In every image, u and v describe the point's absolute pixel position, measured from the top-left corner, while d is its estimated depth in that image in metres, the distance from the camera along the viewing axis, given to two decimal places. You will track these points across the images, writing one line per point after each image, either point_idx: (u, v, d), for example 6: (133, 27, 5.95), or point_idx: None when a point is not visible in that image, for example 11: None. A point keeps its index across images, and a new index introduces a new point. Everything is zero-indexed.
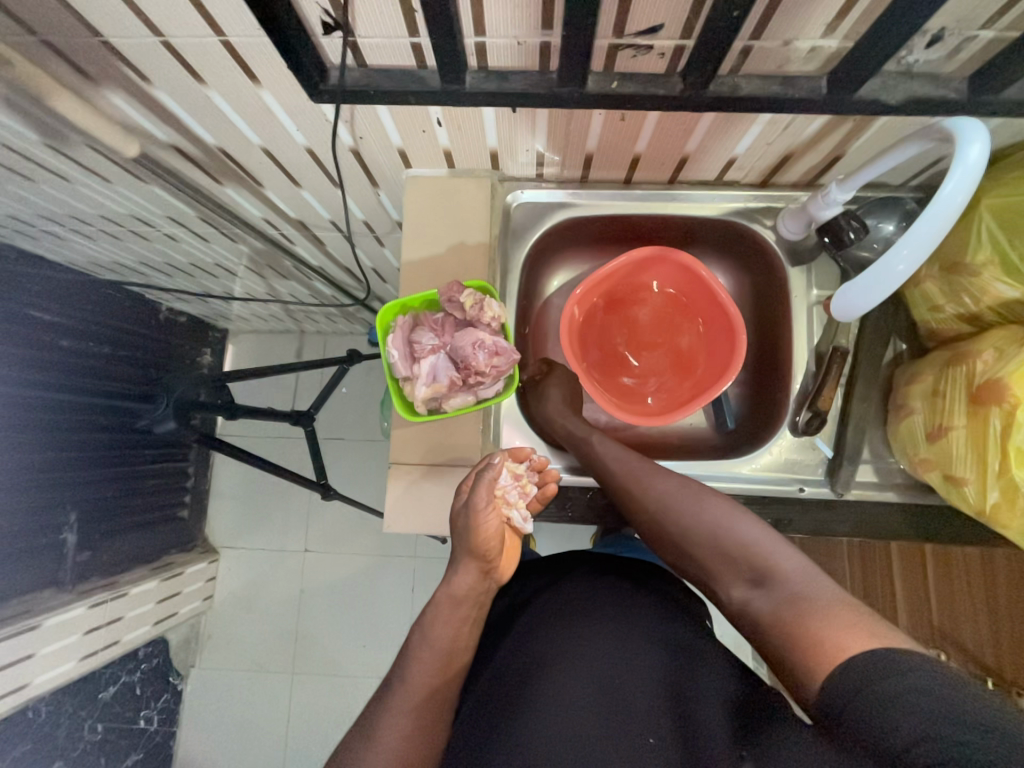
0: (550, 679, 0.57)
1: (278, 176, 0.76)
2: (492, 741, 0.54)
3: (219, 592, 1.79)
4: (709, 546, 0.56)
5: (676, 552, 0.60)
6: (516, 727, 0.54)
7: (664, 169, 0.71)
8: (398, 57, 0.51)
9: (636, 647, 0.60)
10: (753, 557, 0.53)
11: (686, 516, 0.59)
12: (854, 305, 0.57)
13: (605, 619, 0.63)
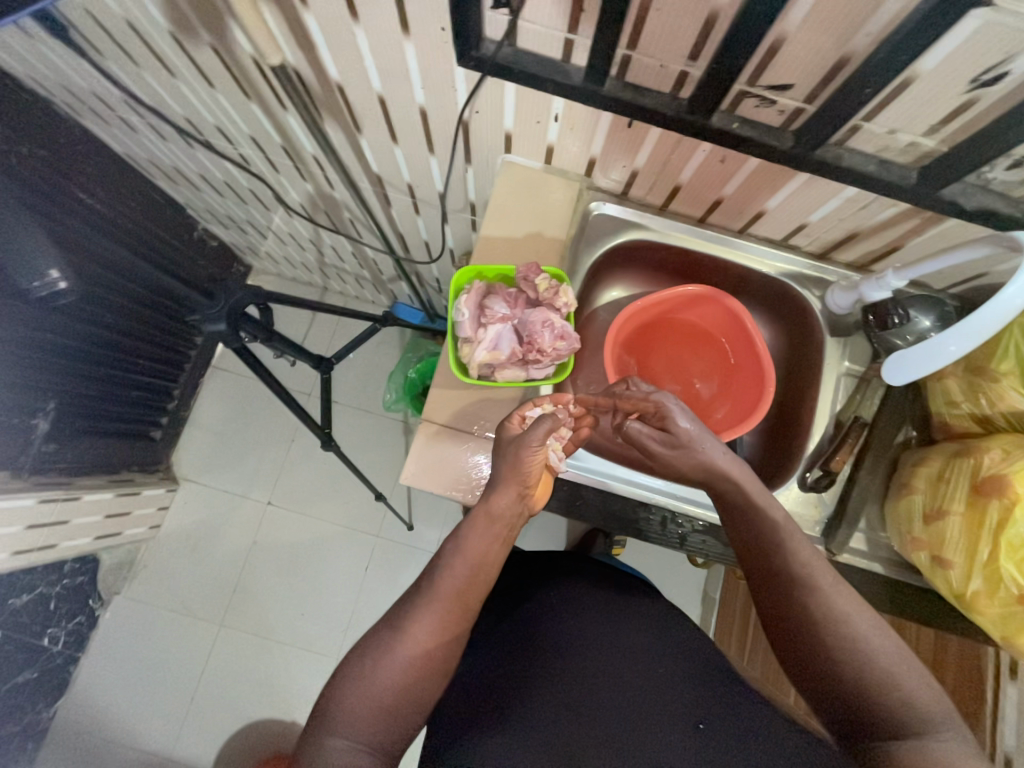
0: (561, 663, 0.66)
1: (381, 127, 0.78)
2: (503, 701, 0.63)
3: (167, 523, 1.71)
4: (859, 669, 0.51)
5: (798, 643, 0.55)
6: (525, 699, 0.63)
7: (738, 218, 0.76)
8: (548, 47, 0.55)
9: (641, 646, 0.69)
10: (891, 692, 0.50)
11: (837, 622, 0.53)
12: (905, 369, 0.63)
13: (601, 611, 0.74)
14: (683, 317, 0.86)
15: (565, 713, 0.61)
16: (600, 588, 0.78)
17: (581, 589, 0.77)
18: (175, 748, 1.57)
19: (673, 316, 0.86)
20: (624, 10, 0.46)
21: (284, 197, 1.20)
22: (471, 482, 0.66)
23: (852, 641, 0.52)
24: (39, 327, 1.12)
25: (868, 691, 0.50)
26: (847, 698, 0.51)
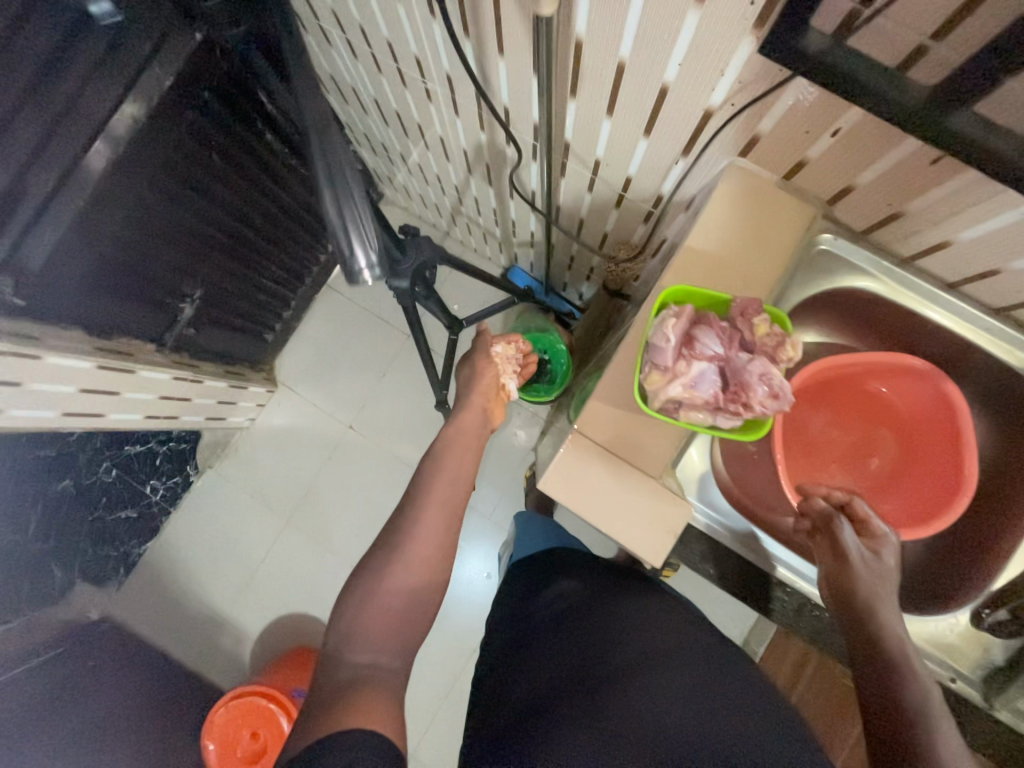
0: (613, 677, 0.66)
1: (599, 98, 0.69)
2: (553, 708, 0.64)
3: (261, 418, 1.86)
4: None
5: None
6: (570, 712, 0.63)
7: (1005, 297, 0.62)
8: (886, 52, 0.43)
9: (694, 677, 0.65)
10: None
11: None
12: None
13: (656, 621, 0.76)
14: (869, 388, 0.74)
15: (601, 726, 0.59)
16: (659, 603, 0.81)
17: (638, 599, 0.81)
18: (230, 611, 1.77)
19: (858, 384, 0.74)
20: None
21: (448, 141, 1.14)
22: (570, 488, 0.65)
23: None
24: (202, 221, 1.18)
25: None
26: None
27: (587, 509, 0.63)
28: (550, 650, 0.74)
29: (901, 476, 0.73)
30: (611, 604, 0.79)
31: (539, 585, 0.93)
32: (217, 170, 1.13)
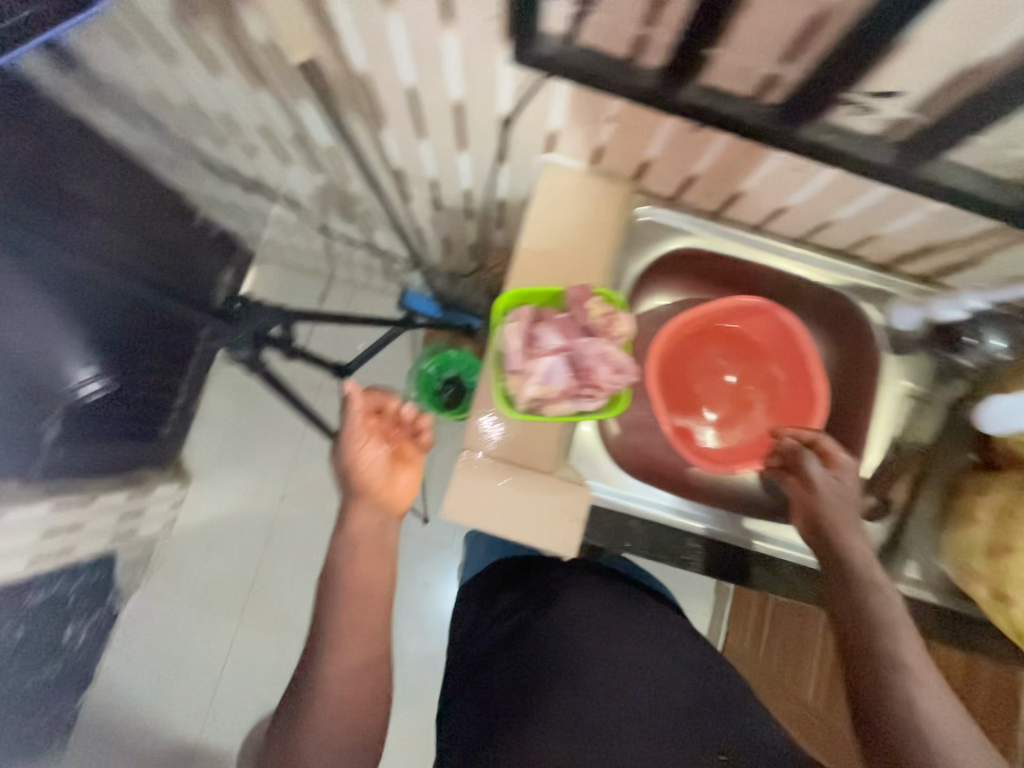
0: (573, 663, 0.69)
1: (408, 122, 0.71)
2: (524, 710, 0.65)
3: (182, 519, 1.69)
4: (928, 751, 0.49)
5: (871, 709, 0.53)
6: (543, 712, 0.64)
7: (798, 226, 0.70)
8: (614, 42, 0.47)
9: (631, 645, 0.72)
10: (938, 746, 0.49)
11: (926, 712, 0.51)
12: (1001, 421, 0.60)
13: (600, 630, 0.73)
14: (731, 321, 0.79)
15: (577, 724, 0.62)
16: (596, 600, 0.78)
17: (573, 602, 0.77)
18: (203, 737, 1.61)
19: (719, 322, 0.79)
20: None
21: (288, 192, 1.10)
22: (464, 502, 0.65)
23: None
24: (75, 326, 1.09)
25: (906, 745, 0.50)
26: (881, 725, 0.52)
27: (494, 527, 0.63)
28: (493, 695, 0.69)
29: (758, 400, 0.81)
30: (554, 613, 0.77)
31: (488, 600, 0.87)
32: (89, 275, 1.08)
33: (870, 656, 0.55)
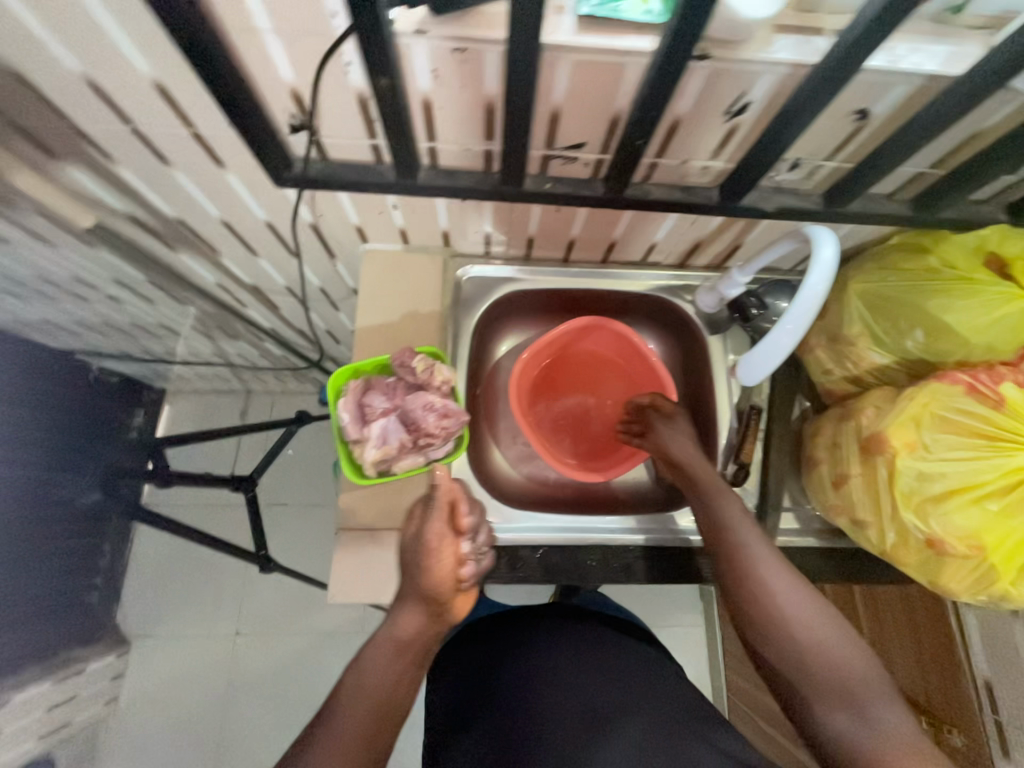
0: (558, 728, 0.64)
1: (236, 245, 0.79)
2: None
3: (125, 694, 1.40)
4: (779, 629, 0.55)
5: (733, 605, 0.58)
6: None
7: (597, 250, 0.80)
8: (357, 154, 0.57)
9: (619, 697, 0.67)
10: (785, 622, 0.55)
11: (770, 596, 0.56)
12: (754, 372, 0.64)
13: (543, 684, 0.68)
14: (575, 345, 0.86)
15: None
16: (529, 648, 0.72)
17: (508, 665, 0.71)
18: None
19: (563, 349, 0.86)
20: (400, 107, 0.46)
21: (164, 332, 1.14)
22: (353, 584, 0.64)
23: (842, 675, 0.52)
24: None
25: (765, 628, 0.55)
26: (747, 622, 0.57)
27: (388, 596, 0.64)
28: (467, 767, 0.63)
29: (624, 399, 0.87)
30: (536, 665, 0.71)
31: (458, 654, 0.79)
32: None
33: (726, 562, 0.60)
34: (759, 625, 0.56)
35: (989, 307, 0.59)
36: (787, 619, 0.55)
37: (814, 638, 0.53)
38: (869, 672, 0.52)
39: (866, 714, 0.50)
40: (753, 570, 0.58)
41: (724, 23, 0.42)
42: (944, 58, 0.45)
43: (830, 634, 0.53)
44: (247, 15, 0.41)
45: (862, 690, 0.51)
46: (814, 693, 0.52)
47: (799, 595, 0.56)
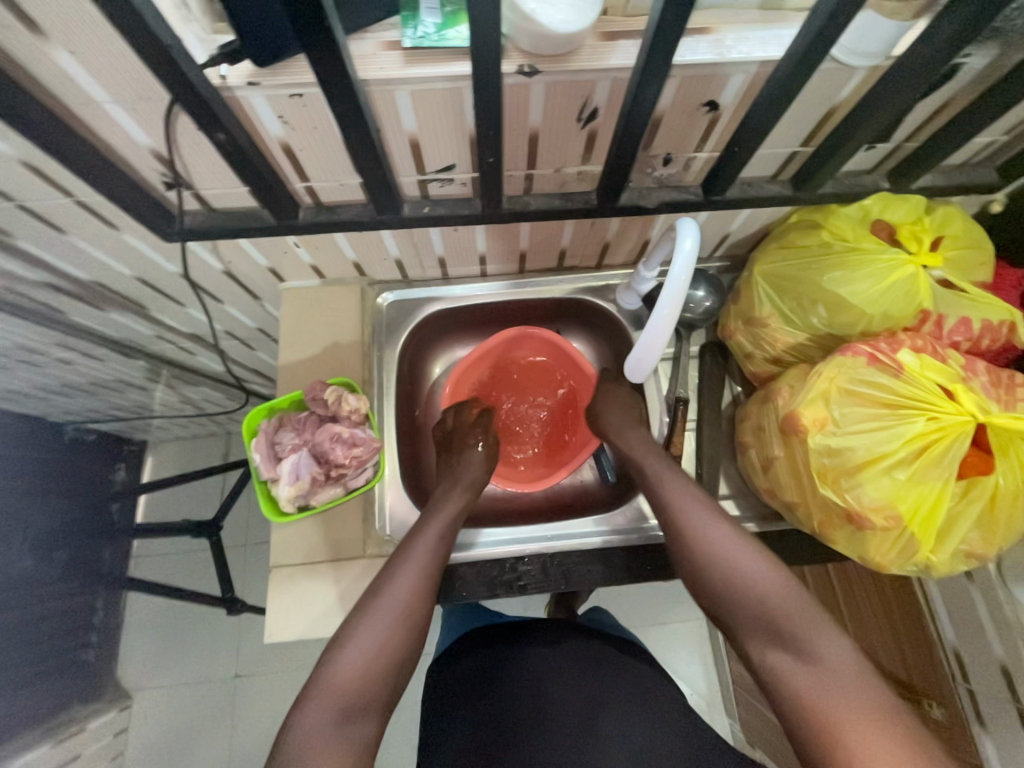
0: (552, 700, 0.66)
1: (160, 298, 0.81)
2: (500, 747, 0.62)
3: (131, 746, 1.36)
4: (731, 588, 0.55)
5: (690, 574, 0.58)
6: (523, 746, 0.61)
7: (511, 261, 0.81)
8: (239, 201, 0.59)
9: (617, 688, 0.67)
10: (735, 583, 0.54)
11: (718, 556, 0.56)
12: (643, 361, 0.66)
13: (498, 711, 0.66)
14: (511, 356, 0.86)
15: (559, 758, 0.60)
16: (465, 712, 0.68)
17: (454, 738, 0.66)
18: None
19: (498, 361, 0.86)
20: (252, 156, 0.48)
21: (124, 391, 1.16)
22: (293, 616, 0.65)
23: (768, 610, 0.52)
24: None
25: (719, 592, 0.55)
26: (703, 586, 0.57)
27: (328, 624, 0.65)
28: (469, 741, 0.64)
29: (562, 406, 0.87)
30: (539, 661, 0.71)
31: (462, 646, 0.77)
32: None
33: (671, 540, 0.60)
34: (687, 575, 0.58)
35: (879, 276, 0.59)
36: (733, 575, 0.55)
37: (734, 579, 0.55)
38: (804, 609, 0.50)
39: (805, 649, 0.49)
40: (673, 523, 0.60)
41: (542, 39, 0.43)
42: (770, 44, 0.45)
43: (771, 582, 0.53)
44: (82, 91, 0.43)
45: (805, 632, 0.49)
46: (750, 636, 0.53)
47: (716, 533, 0.58)
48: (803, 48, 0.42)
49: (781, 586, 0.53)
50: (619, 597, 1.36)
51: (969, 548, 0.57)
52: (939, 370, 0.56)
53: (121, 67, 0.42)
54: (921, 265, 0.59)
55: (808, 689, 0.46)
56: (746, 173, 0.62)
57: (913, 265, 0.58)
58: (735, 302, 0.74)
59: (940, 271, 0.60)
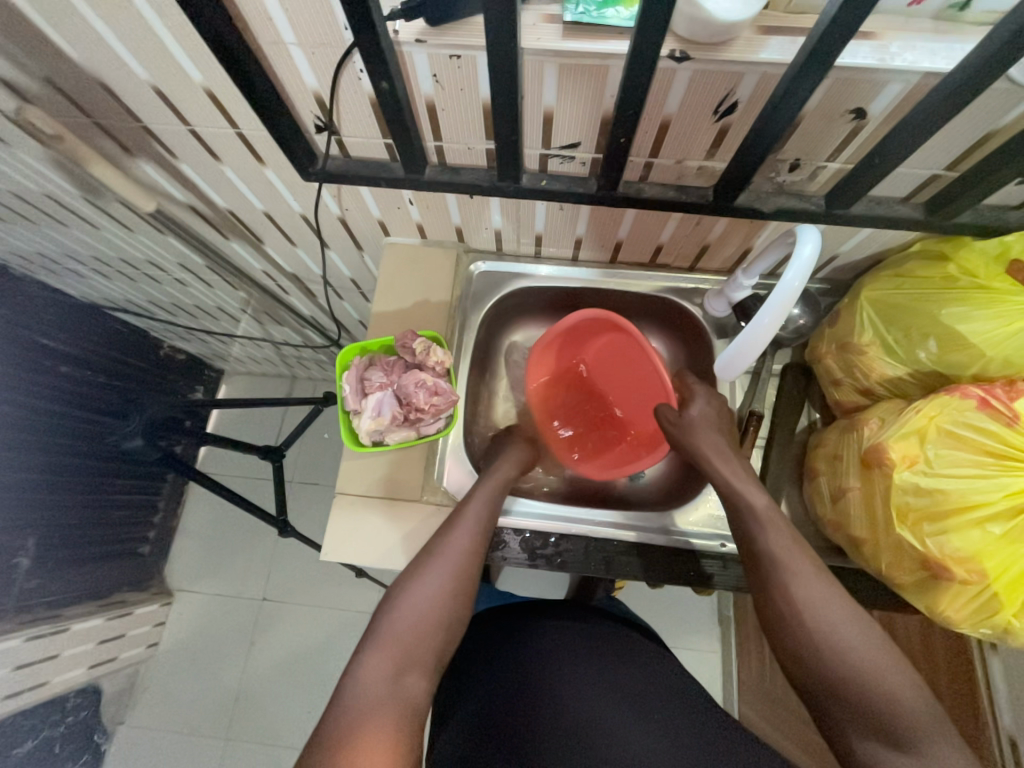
0: (580, 656, 0.69)
1: (276, 235, 0.88)
2: (529, 686, 0.64)
3: (165, 639, 1.48)
4: (840, 668, 0.50)
5: (786, 642, 0.53)
6: (553, 685, 0.64)
7: (605, 249, 0.82)
8: (374, 152, 0.64)
9: (644, 664, 0.69)
10: (845, 669, 0.49)
11: (827, 630, 0.52)
12: (729, 367, 0.64)
13: (504, 679, 0.67)
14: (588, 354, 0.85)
15: (594, 696, 0.62)
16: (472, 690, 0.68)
17: (460, 716, 0.65)
18: None
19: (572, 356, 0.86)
20: (403, 109, 0.52)
21: (221, 318, 1.26)
22: (348, 540, 0.70)
23: (883, 700, 0.47)
24: (31, 469, 1.05)
25: (819, 670, 0.51)
26: (798, 657, 0.52)
27: (379, 556, 0.69)
28: (497, 680, 0.67)
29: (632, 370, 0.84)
30: (569, 624, 0.75)
31: (487, 615, 0.81)
32: (39, 414, 1.03)
33: (767, 597, 0.56)
34: (781, 639, 0.54)
35: (1008, 318, 0.55)
36: (842, 654, 0.50)
37: (845, 657, 0.50)
38: (920, 707, 0.47)
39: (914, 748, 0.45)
40: (779, 579, 0.55)
41: (701, 25, 0.43)
42: (939, 56, 0.44)
43: (887, 672, 0.48)
44: (275, 31, 0.49)
45: (915, 731, 0.46)
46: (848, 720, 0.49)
47: (826, 604, 0.53)
48: (979, 61, 0.41)
49: (896, 678, 0.48)
50: (639, 609, 1.34)
51: None
52: None
53: (313, 11, 0.46)
54: None
55: None
56: (876, 191, 0.60)
57: None
58: (831, 325, 0.72)
59: None
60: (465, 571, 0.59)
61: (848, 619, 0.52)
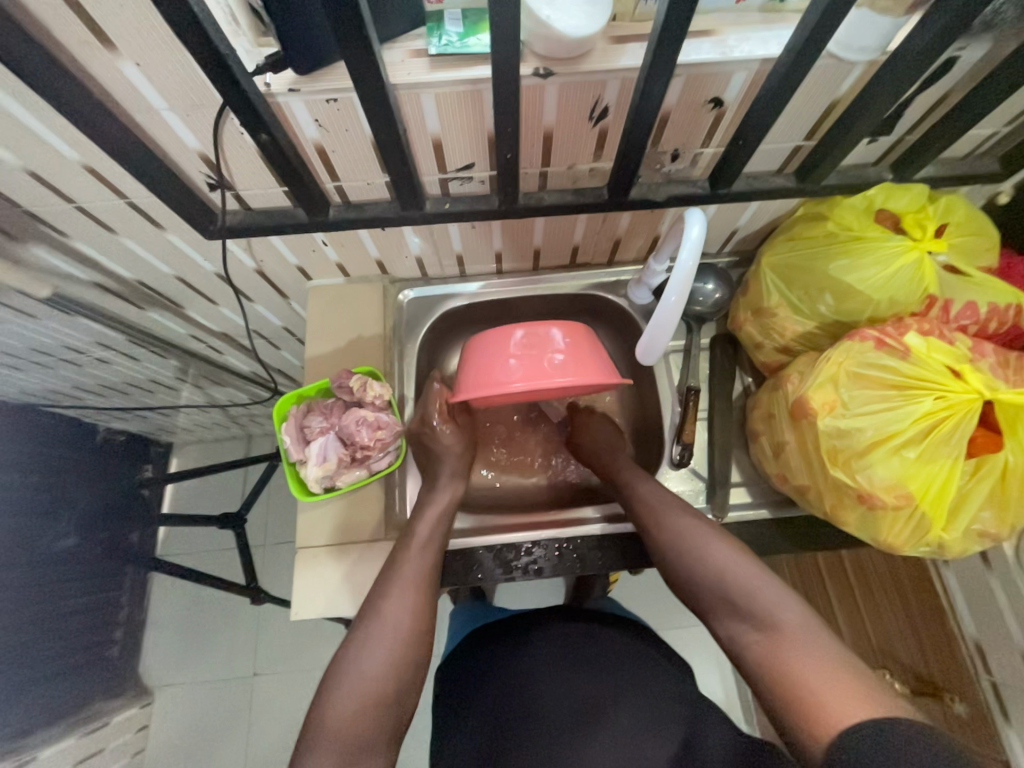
0: (563, 676, 0.67)
1: (196, 297, 0.86)
2: (512, 722, 0.64)
3: (152, 742, 1.37)
4: (715, 581, 0.59)
5: (673, 574, 0.63)
6: (536, 717, 0.63)
7: (526, 258, 0.84)
8: (275, 201, 0.64)
9: (628, 670, 0.68)
10: (718, 579, 0.59)
11: (699, 552, 0.61)
12: (651, 350, 0.68)
13: (488, 716, 0.66)
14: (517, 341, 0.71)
15: (574, 722, 0.62)
16: (464, 718, 0.68)
17: (456, 741, 0.66)
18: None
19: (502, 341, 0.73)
20: (290, 156, 0.53)
21: (156, 391, 1.21)
22: (318, 595, 0.67)
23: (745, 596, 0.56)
24: None
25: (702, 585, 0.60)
26: (686, 580, 0.61)
27: (351, 603, 0.67)
28: (482, 714, 0.67)
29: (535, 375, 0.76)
30: (552, 637, 0.73)
31: (473, 640, 0.79)
32: None
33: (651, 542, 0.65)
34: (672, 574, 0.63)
35: (885, 262, 0.61)
36: (714, 568, 0.59)
37: (718, 573, 0.59)
38: (776, 592, 0.55)
39: (773, 625, 0.53)
40: (655, 525, 0.65)
41: (555, 43, 0.46)
42: (771, 43, 0.48)
43: (748, 572, 0.58)
44: (144, 99, 0.49)
45: (772, 611, 0.54)
46: (725, 619, 0.58)
47: (710, 538, 0.62)
48: (799, 45, 0.45)
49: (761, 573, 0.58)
50: (635, 598, 1.36)
51: (982, 526, 0.58)
52: (946, 351, 0.57)
53: (178, 76, 0.46)
54: (925, 250, 0.60)
55: (782, 658, 0.51)
56: (752, 167, 0.65)
57: (917, 250, 0.60)
58: (744, 294, 0.76)
59: (945, 257, 0.62)
60: (407, 643, 0.57)
61: (718, 544, 0.61)
